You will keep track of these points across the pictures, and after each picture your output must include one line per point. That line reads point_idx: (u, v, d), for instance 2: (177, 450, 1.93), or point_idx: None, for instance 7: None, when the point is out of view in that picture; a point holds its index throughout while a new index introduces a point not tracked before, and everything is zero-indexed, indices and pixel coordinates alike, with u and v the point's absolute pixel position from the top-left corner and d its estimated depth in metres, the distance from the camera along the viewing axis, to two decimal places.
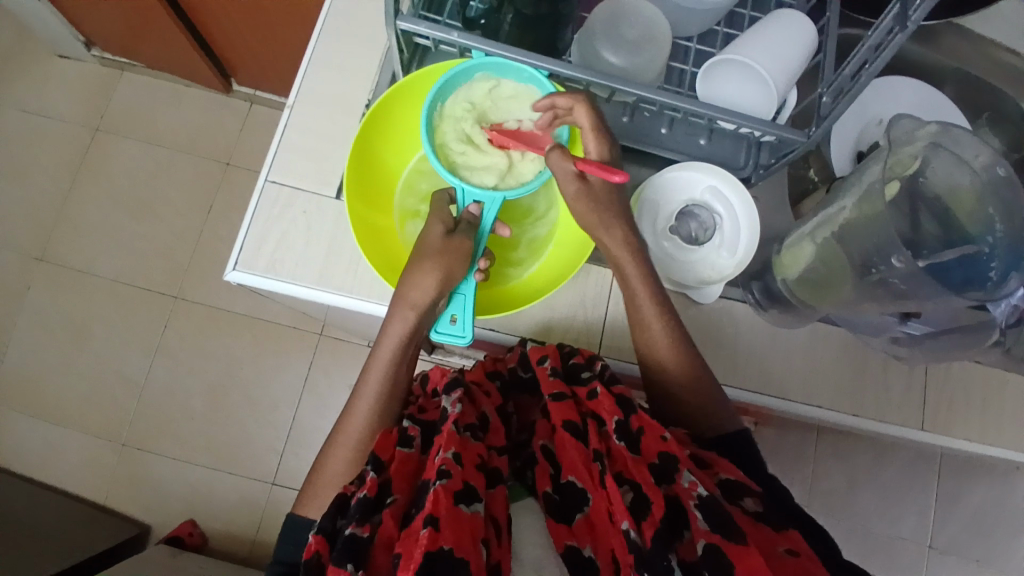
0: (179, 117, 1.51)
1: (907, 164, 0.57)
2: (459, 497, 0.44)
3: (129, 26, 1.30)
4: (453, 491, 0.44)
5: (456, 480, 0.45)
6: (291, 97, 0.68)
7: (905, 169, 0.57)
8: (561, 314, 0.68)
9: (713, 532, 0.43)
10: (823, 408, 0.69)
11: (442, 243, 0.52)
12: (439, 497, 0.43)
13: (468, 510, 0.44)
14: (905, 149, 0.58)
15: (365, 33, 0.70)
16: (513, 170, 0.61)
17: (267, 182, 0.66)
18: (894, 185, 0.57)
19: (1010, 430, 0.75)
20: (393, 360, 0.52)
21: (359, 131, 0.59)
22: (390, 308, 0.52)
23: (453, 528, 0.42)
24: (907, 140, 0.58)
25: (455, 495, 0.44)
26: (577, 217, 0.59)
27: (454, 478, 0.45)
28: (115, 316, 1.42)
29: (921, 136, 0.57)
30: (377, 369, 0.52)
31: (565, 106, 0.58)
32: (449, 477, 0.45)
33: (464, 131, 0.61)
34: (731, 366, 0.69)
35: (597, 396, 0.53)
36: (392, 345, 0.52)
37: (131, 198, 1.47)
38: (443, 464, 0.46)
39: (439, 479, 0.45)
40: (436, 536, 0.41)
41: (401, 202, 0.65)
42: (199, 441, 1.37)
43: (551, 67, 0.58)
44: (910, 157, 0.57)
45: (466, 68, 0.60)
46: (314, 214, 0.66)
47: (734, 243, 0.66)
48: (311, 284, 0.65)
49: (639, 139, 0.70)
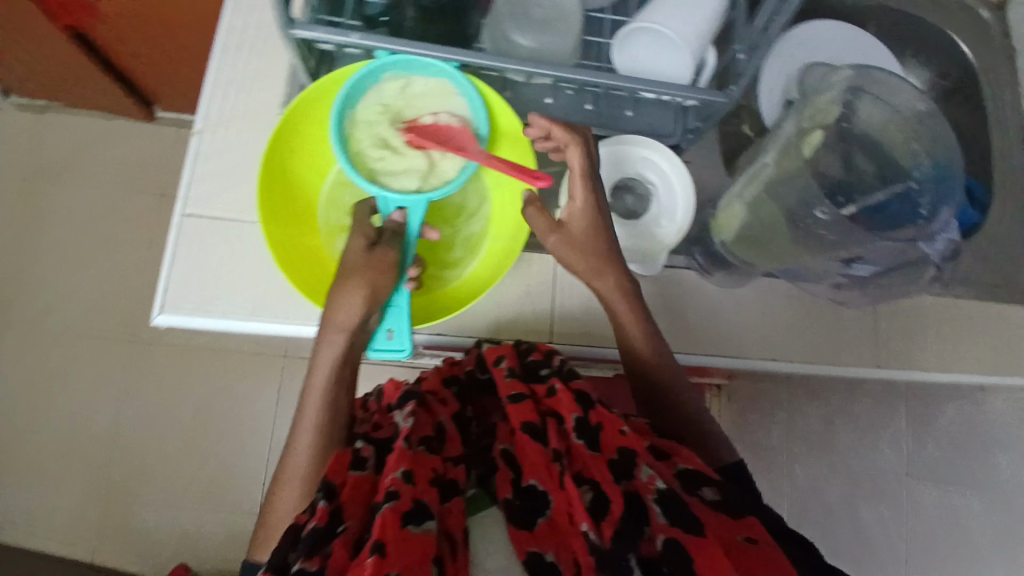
0: (106, 152, 1.45)
1: (829, 112, 0.56)
2: (407, 518, 0.43)
3: (38, 68, 1.24)
4: (401, 512, 0.43)
5: (405, 500, 0.44)
6: (198, 123, 0.65)
7: (828, 116, 0.56)
8: (509, 309, 0.66)
9: (673, 526, 0.44)
10: (779, 361, 0.69)
11: (365, 258, 0.51)
12: (386, 521, 0.42)
13: (418, 531, 0.43)
14: (824, 96, 0.57)
15: (267, 48, 0.68)
16: (435, 170, 0.59)
17: (184, 218, 0.63)
18: (817, 135, 0.55)
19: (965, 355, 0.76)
20: (328, 391, 0.49)
21: (268, 150, 0.57)
22: (320, 333, 0.51)
23: (400, 553, 0.41)
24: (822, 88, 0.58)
25: (404, 515, 0.43)
26: None
27: (402, 499, 0.44)
28: (71, 368, 1.37)
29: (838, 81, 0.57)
30: (312, 404, 0.49)
31: (562, 142, 0.58)
32: (397, 498, 0.44)
33: (380, 136, 0.59)
34: (686, 335, 0.68)
35: (557, 393, 0.52)
36: (325, 373, 0.50)
37: (68, 244, 1.41)
38: (392, 485, 0.45)
39: (388, 501, 0.43)
40: (382, 563, 0.40)
41: (326, 217, 0.62)
42: (179, 482, 1.33)
43: (461, 58, 0.56)
44: (829, 104, 0.56)
45: (372, 70, 0.58)
46: (238, 243, 0.63)
47: (673, 210, 0.65)
48: (245, 316, 0.62)
49: (564, 120, 0.68)
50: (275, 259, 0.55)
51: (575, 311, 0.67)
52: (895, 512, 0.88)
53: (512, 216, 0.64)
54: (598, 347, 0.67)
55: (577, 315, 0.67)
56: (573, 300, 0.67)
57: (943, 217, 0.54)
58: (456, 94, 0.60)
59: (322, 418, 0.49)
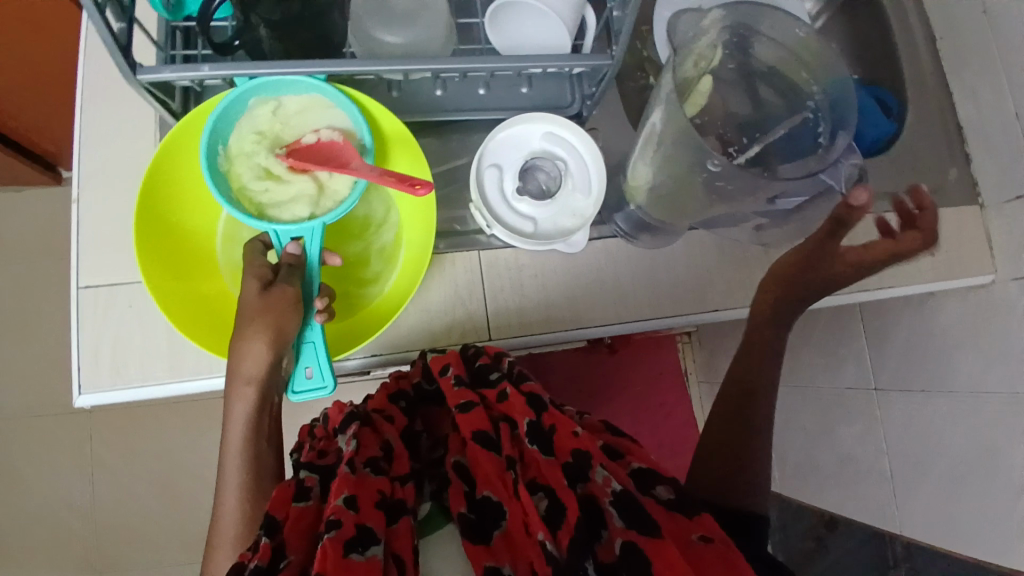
0: (21, 224, 1.39)
1: (711, 57, 0.56)
2: (350, 547, 0.41)
3: None
4: (344, 540, 0.42)
5: (349, 527, 0.42)
6: (73, 189, 0.61)
7: (710, 62, 0.56)
8: (439, 313, 0.64)
9: (629, 528, 0.43)
10: (718, 311, 0.68)
11: (261, 301, 0.48)
12: (326, 552, 0.40)
13: (363, 557, 0.41)
14: (704, 40, 0.55)
15: (130, 97, 0.64)
16: (326, 190, 0.56)
17: (80, 290, 0.60)
18: (703, 85, 0.56)
19: None
20: (248, 441, 0.49)
21: (141, 204, 0.54)
22: (229, 386, 0.49)
23: None
24: (696, 32, 0.55)
25: (346, 544, 0.41)
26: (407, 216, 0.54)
27: (346, 526, 0.42)
28: (35, 450, 1.33)
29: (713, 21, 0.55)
30: (232, 460, 0.48)
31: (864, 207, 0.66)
32: (340, 526, 0.42)
33: (261, 166, 0.56)
34: (623, 304, 0.67)
35: (509, 397, 0.51)
36: (240, 426, 0.49)
37: (4, 325, 1.36)
38: (334, 514, 0.43)
39: (330, 530, 0.42)
40: None
41: (227, 259, 0.60)
42: (171, 540, 1.31)
43: (323, 67, 0.53)
44: (709, 49, 0.55)
45: (234, 99, 0.55)
46: (142, 305, 0.60)
47: (587, 182, 0.62)
48: (164, 379, 0.59)
49: (460, 108, 0.66)
50: (171, 320, 0.52)
51: (508, 302, 0.65)
52: (868, 429, 0.89)
53: (420, 219, 0.60)
54: (537, 334, 0.65)
55: (511, 305, 0.65)
56: (505, 292, 0.65)
57: (840, 143, 0.53)
58: (333, 105, 0.57)
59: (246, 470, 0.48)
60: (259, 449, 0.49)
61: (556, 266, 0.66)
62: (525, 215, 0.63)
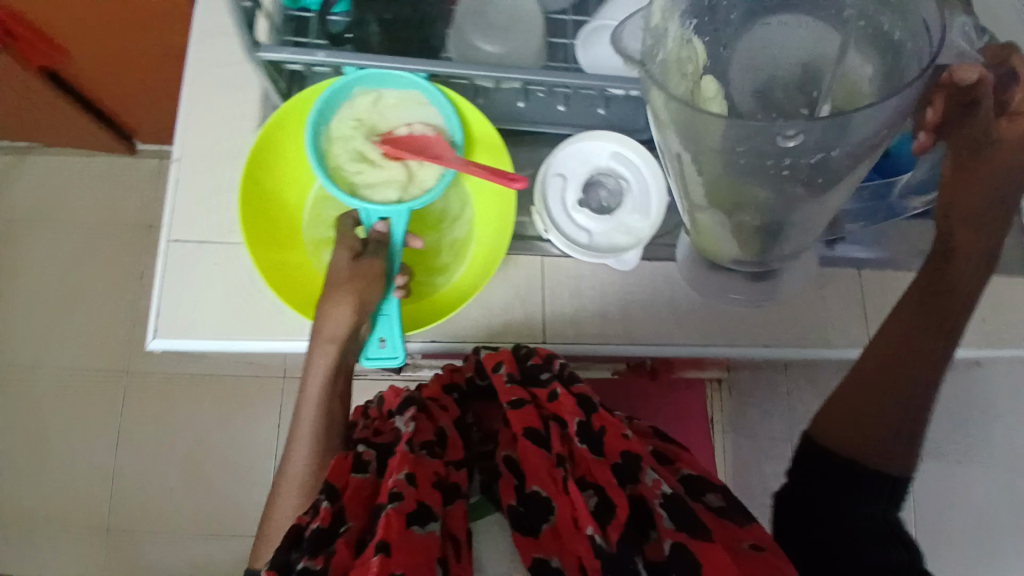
0: (92, 190, 1.47)
1: (697, 57, 0.49)
2: (412, 520, 0.43)
3: (14, 111, 1.25)
4: (406, 513, 0.43)
5: (410, 501, 0.44)
6: (175, 151, 0.66)
7: (697, 59, 0.49)
8: (499, 311, 0.67)
9: (679, 530, 0.43)
10: (769, 346, 0.69)
11: (350, 269, 0.53)
12: (390, 522, 0.42)
13: (422, 532, 0.43)
14: (675, 53, 0.48)
15: (237, 73, 0.68)
16: (415, 179, 0.60)
17: (169, 244, 0.64)
18: (708, 81, 0.48)
19: None
20: (324, 398, 0.52)
21: (246, 170, 0.58)
22: (312, 343, 0.53)
23: (406, 551, 0.41)
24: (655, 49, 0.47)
25: (408, 517, 0.43)
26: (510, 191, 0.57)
27: (407, 500, 0.44)
28: (72, 407, 1.38)
29: (667, 29, 0.48)
30: (307, 413, 0.52)
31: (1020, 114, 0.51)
32: (402, 499, 0.44)
33: (357, 150, 0.60)
34: (674, 324, 0.69)
35: (559, 397, 0.53)
36: (319, 382, 0.52)
37: (62, 284, 1.43)
38: (395, 488, 0.45)
39: (392, 502, 0.44)
40: (387, 562, 0.40)
41: (311, 233, 0.63)
42: (186, 512, 1.34)
43: (427, 66, 0.57)
44: (687, 51, 0.48)
45: (342, 86, 0.59)
46: (224, 264, 0.64)
47: (645, 204, 0.66)
48: (234, 336, 0.63)
49: (538, 121, 0.70)
50: (265, 279, 0.56)
51: (564, 309, 0.68)
52: None
53: (495, 219, 0.64)
54: (589, 344, 0.68)
55: (567, 312, 0.68)
56: (562, 298, 0.68)
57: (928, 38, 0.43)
58: (428, 103, 0.61)
59: (317, 428, 0.51)
60: (330, 408, 0.52)
61: (612, 281, 0.69)
62: (583, 227, 0.66)
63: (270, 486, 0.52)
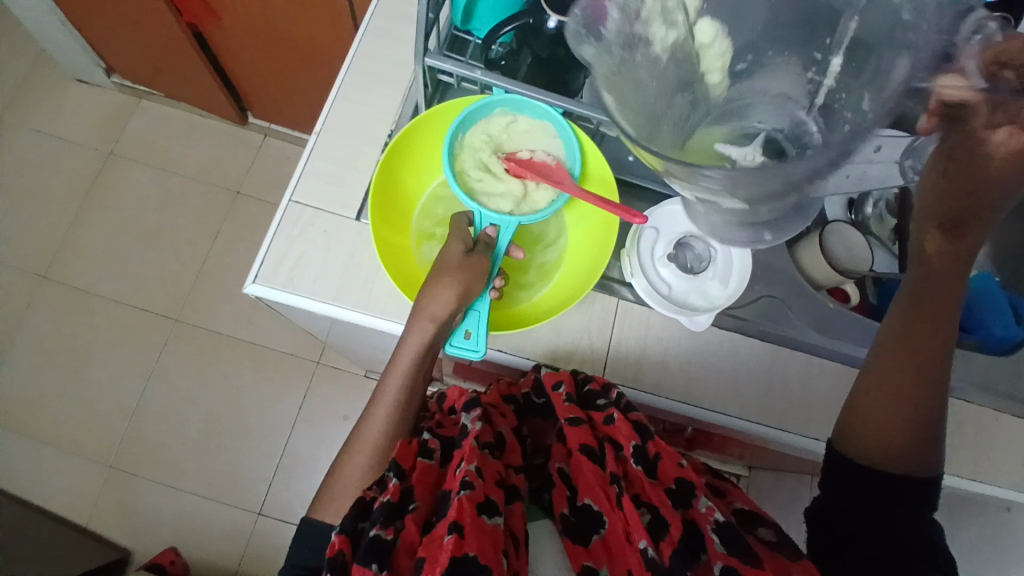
0: (193, 146, 1.58)
1: (687, 6, 0.52)
2: (481, 509, 0.47)
3: (153, 59, 1.37)
4: (476, 502, 0.47)
5: (479, 491, 0.48)
6: (318, 125, 0.73)
7: (688, 8, 0.52)
8: (568, 338, 0.70)
9: (731, 555, 0.45)
10: (818, 440, 0.70)
11: (462, 261, 0.59)
12: (463, 505, 0.46)
13: (490, 522, 0.47)
14: (655, 12, 0.51)
15: (389, 72, 0.76)
16: (528, 198, 0.65)
17: (291, 203, 0.70)
18: (704, 24, 0.54)
19: (1009, 469, 0.75)
20: (408, 372, 0.60)
21: (384, 156, 0.65)
22: (412, 319, 0.59)
23: (476, 536, 0.44)
24: (632, 19, 0.50)
25: (478, 505, 0.47)
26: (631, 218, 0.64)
27: (477, 490, 0.48)
28: (115, 337, 1.44)
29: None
30: (394, 381, 0.60)
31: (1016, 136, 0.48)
32: (472, 488, 0.48)
33: (482, 161, 0.66)
34: (731, 394, 0.70)
35: (614, 421, 0.56)
36: (409, 355, 0.59)
37: (140, 223, 1.52)
38: (467, 477, 0.49)
39: (463, 490, 0.48)
40: (460, 543, 0.44)
41: (418, 224, 0.70)
42: (189, 467, 1.36)
43: (569, 106, 0.62)
44: (674, 2, 0.51)
45: (486, 103, 0.65)
46: (334, 233, 0.69)
47: (726, 276, 0.68)
48: (327, 300, 0.67)
49: (642, 176, 0.74)
50: (379, 253, 0.63)
51: (629, 352, 0.71)
52: None
53: (588, 252, 0.70)
54: (643, 390, 0.70)
55: (631, 355, 0.71)
56: (630, 341, 0.71)
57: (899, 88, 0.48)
58: (556, 136, 0.67)
59: (399, 397, 0.60)
60: (413, 383, 0.61)
61: (680, 338, 0.71)
62: (666, 280, 0.68)
63: (345, 437, 0.62)
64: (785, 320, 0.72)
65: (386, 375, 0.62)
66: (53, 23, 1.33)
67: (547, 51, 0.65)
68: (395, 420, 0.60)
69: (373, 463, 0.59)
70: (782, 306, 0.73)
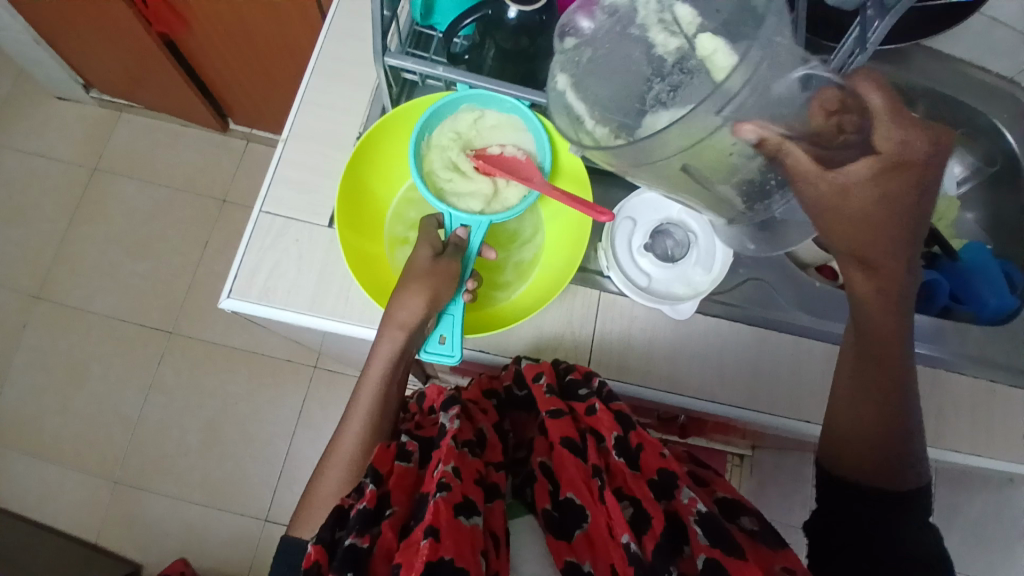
0: (178, 157, 1.57)
1: (682, 21, 0.52)
2: (458, 510, 0.47)
3: (126, 70, 1.35)
4: (452, 503, 0.47)
5: (456, 493, 0.48)
6: (284, 132, 0.72)
7: (683, 22, 0.52)
8: (550, 333, 0.69)
9: (714, 547, 0.45)
10: (811, 422, 0.68)
11: (430, 265, 0.59)
12: (440, 509, 0.46)
13: (467, 523, 0.46)
14: (652, 20, 0.52)
15: (355, 73, 0.75)
16: (499, 195, 0.64)
17: (261, 213, 0.69)
18: (703, 39, 0.50)
19: (1012, 443, 0.73)
20: (383, 377, 0.60)
21: (349, 163, 0.64)
22: (381, 328, 0.59)
23: (453, 538, 0.44)
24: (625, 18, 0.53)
25: (455, 506, 0.47)
26: (595, 221, 0.60)
27: (454, 491, 0.47)
28: (111, 352, 1.44)
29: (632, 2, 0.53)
30: (368, 390, 0.60)
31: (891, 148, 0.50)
32: (449, 490, 0.47)
33: (451, 160, 0.65)
34: (721, 381, 0.69)
35: (597, 412, 0.56)
36: (383, 362, 0.60)
37: (130, 237, 1.51)
38: (443, 478, 0.48)
39: (439, 492, 0.47)
40: (436, 546, 0.43)
41: (390, 229, 0.69)
42: (194, 478, 1.36)
43: (535, 98, 0.60)
44: (668, 15, 0.52)
45: (452, 99, 0.64)
46: (306, 241, 0.68)
47: (710, 259, 0.65)
48: (303, 310, 0.66)
49: None
50: (348, 261, 0.62)
51: (613, 343, 0.70)
52: None
53: (565, 247, 0.68)
54: (630, 382, 0.69)
55: (615, 347, 0.69)
56: (613, 333, 0.70)
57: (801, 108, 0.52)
58: (524, 130, 0.66)
59: (374, 406, 0.60)
60: (388, 390, 0.60)
61: (662, 328, 0.70)
62: (645, 272, 0.66)
63: (322, 449, 0.61)
64: (773, 303, 0.71)
65: (359, 382, 0.61)
66: (27, 41, 1.32)
67: (511, 42, 0.61)
68: (370, 428, 0.60)
69: (349, 476, 0.58)
70: (768, 289, 0.72)
